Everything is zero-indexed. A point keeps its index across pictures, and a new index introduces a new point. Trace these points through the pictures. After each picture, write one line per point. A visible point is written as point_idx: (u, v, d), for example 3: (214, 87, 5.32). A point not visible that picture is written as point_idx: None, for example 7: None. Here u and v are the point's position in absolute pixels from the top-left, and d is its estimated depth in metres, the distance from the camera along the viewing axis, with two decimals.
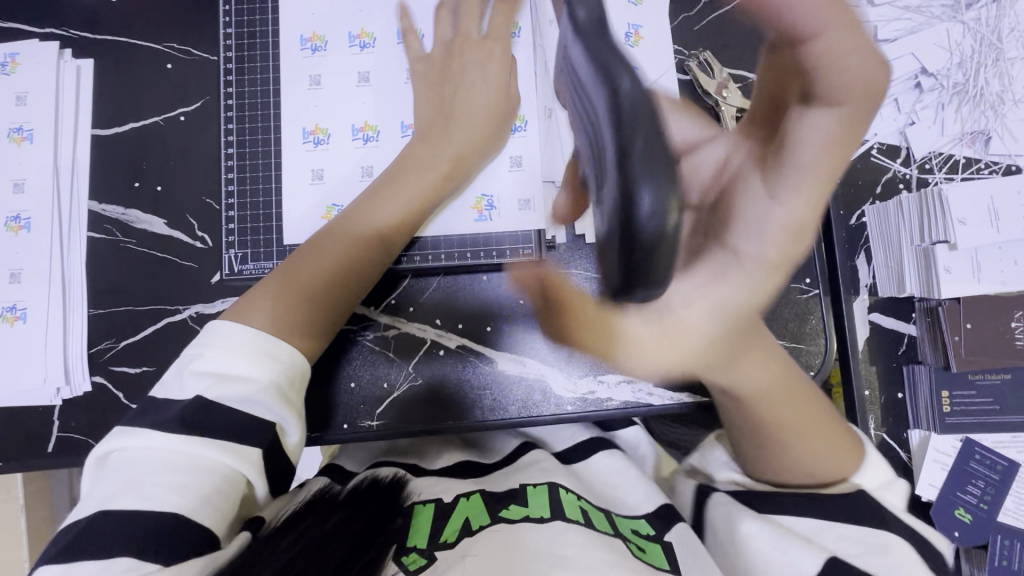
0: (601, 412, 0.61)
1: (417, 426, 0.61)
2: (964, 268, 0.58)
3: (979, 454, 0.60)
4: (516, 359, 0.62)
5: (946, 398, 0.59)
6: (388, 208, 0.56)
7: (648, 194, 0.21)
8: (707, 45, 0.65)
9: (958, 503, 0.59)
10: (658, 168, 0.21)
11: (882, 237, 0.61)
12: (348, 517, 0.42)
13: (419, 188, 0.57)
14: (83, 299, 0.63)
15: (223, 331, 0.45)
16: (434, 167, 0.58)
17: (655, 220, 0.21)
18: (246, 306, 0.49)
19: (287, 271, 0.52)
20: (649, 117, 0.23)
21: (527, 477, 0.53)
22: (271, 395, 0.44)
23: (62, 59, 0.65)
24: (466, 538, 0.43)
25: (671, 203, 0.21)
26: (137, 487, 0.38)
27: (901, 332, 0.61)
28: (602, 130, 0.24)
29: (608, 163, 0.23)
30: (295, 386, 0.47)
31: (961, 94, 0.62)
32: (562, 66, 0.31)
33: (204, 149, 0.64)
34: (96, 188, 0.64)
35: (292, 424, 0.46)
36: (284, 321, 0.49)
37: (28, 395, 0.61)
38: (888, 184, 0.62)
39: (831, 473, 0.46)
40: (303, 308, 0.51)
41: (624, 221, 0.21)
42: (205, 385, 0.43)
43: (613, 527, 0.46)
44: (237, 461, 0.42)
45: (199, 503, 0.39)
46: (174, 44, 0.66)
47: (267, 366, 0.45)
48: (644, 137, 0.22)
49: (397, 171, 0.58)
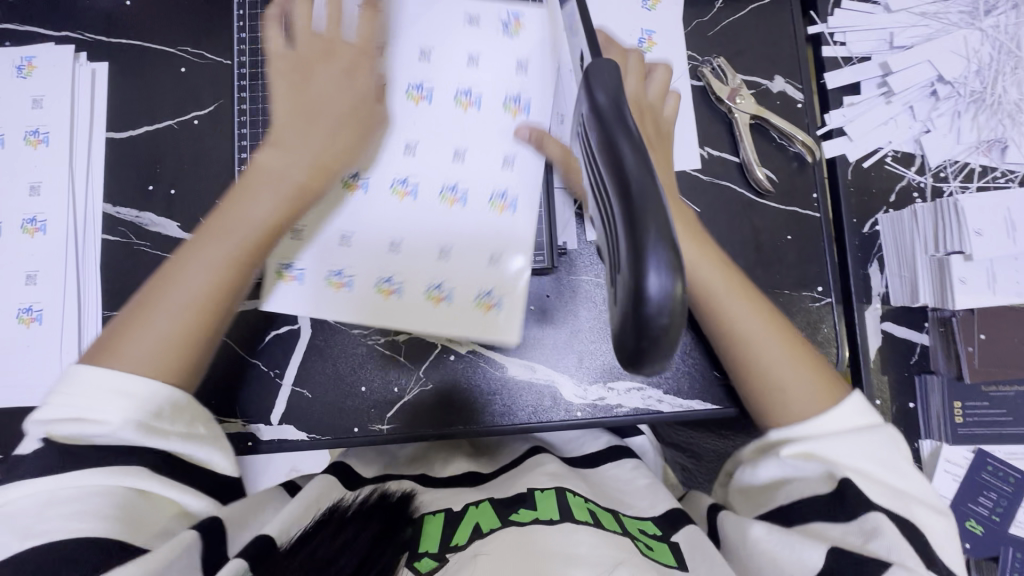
0: (612, 418, 0.61)
1: (428, 430, 0.61)
2: (978, 282, 0.57)
3: (992, 466, 0.59)
4: (526, 364, 0.62)
5: (958, 408, 0.58)
6: (263, 203, 0.51)
7: (654, 277, 0.22)
8: (721, 51, 0.64)
9: (969, 515, 0.59)
10: (664, 246, 0.22)
11: (895, 247, 0.60)
12: (359, 530, 0.43)
13: (283, 188, 0.51)
14: (95, 301, 0.63)
15: (71, 378, 0.44)
16: (295, 168, 0.52)
17: (665, 302, 0.23)
18: (105, 350, 0.45)
19: (156, 298, 0.47)
20: (653, 191, 0.23)
21: (534, 482, 0.53)
22: (133, 429, 0.43)
23: (77, 62, 0.66)
24: (478, 540, 0.44)
25: (677, 283, 0.23)
26: (32, 526, 0.39)
27: (914, 342, 0.60)
28: (611, 203, 0.24)
29: (620, 242, 0.24)
30: (168, 414, 0.45)
31: (978, 102, 0.61)
32: (575, 125, 0.29)
33: (218, 154, 0.65)
34: (109, 191, 0.65)
35: (182, 446, 0.45)
36: (157, 354, 0.45)
37: (40, 396, 0.62)
38: (902, 193, 0.62)
39: (819, 396, 0.49)
40: (185, 336, 0.46)
41: (635, 303, 0.23)
42: (54, 432, 0.42)
43: (621, 527, 0.47)
44: (127, 481, 0.42)
45: (103, 521, 0.40)
46: (187, 48, 0.66)
47: (121, 404, 0.43)
48: (656, 228, 0.22)
49: (247, 182, 0.52)
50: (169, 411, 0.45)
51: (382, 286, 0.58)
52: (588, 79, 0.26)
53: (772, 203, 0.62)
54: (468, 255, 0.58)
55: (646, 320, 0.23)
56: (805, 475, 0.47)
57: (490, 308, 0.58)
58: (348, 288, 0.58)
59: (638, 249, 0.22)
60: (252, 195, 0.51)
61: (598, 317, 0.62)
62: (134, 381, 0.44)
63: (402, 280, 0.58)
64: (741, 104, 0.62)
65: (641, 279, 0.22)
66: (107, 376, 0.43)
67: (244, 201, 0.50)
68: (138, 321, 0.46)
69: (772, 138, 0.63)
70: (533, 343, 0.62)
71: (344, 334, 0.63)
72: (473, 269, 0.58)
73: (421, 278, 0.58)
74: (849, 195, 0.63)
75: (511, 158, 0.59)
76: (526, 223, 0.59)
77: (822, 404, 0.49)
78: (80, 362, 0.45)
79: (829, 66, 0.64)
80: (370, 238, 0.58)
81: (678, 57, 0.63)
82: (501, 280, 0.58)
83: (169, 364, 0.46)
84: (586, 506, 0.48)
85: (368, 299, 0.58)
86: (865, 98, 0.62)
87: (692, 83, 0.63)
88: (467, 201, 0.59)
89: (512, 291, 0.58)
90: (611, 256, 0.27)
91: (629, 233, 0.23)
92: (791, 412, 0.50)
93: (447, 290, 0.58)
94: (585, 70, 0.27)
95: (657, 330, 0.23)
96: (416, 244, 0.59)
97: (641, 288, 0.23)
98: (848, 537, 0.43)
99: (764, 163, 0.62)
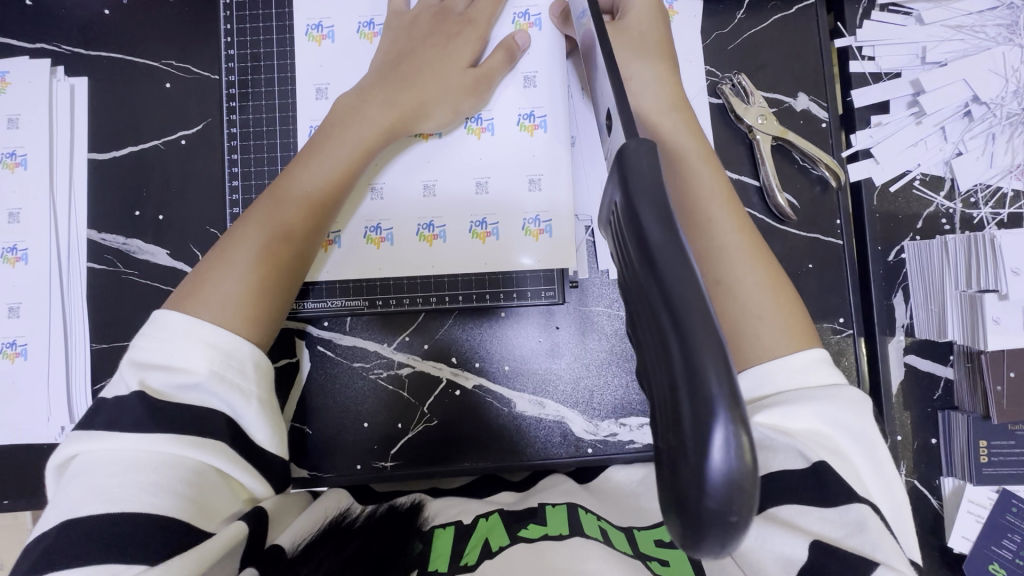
0: (624, 456, 0.59)
1: (432, 468, 0.59)
2: (1014, 320, 0.55)
3: (1017, 506, 0.58)
4: (536, 400, 0.59)
5: (984, 447, 0.56)
6: (338, 156, 0.52)
7: (719, 442, 0.17)
8: (741, 67, 0.60)
9: (992, 558, 0.57)
10: (726, 399, 0.18)
11: (921, 277, 0.58)
12: (366, 546, 0.44)
13: (357, 138, 0.53)
14: (83, 333, 0.60)
15: (159, 319, 0.44)
16: (367, 116, 0.53)
17: (731, 474, 0.17)
18: (190, 294, 0.45)
19: (234, 248, 0.47)
20: (708, 320, 0.18)
21: (547, 497, 0.51)
22: (219, 383, 0.42)
23: (54, 77, 0.62)
24: (487, 561, 0.41)
25: (746, 446, 0.17)
26: (105, 490, 0.37)
27: (938, 375, 0.59)
28: (655, 331, 0.20)
29: (667, 383, 0.19)
30: (251, 375, 0.44)
31: (1015, 124, 0.58)
32: (608, 221, 0.25)
33: (207, 178, 0.61)
34: (93, 215, 0.61)
35: (258, 424, 0.44)
36: (234, 308, 0.45)
37: (29, 434, 0.59)
38: (930, 220, 0.59)
39: (788, 338, 0.43)
40: (262, 290, 0.47)
41: (691, 476, 0.18)
42: (145, 380, 0.42)
43: (634, 549, 0.43)
44: (204, 453, 0.41)
45: (174, 499, 0.38)
46: (171, 61, 0.62)
47: (207, 356, 0.42)
48: (716, 371, 0.18)
49: (327, 130, 0.53)
50: (253, 370, 0.44)
51: (424, 232, 0.58)
52: (620, 168, 0.23)
53: (792, 230, 0.59)
54: (506, 186, 0.58)
55: (703, 498, 0.18)
56: (781, 445, 0.38)
57: (539, 234, 0.57)
58: (389, 241, 0.58)
59: (697, 399, 0.18)
60: (329, 148, 0.52)
61: (609, 350, 0.60)
62: (222, 333, 0.43)
63: (444, 222, 0.58)
64: (763, 124, 0.58)
65: (700, 444, 0.17)
66: (191, 321, 0.43)
67: (321, 152, 0.52)
68: (220, 265, 0.47)
69: (794, 160, 0.59)
70: (541, 377, 0.60)
71: (345, 369, 0.60)
72: (514, 195, 0.58)
73: (462, 217, 0.58)
74: (875, 220, 0.60)
75: (531, 77, 0.58)
76: (561, 140, 0.58)
77: (790, 344, 0.43)
78: (165, 305, 0.46)
79: (856, 83, 0.60)
80: (404, 186, 0.58)
81: (696, 73, 0.59)
82: (546, 203, 0.57)
83: (248, 315, 0.46)
84: (598, 523, 0.45)
85: (413, 246, 0.58)
86: (894, 118, 0.59)
87: (710, 101, 0.59)
88: (495, 129, 0.58)
89: (558, 211, 0.57)
90: (650, 390, 0.22)
91: (684, 382, 0.18)
92: (762, 346, 0.43)
93: (492, 225, 0.58)
94: (618, 152, 0.23)
95: (714, 513, 0.18)
96: (453, 183, 0.58)
97: (698, 455, 0.18)
98: (827, 529, 0.37)
99: (785, 186, 0.59)
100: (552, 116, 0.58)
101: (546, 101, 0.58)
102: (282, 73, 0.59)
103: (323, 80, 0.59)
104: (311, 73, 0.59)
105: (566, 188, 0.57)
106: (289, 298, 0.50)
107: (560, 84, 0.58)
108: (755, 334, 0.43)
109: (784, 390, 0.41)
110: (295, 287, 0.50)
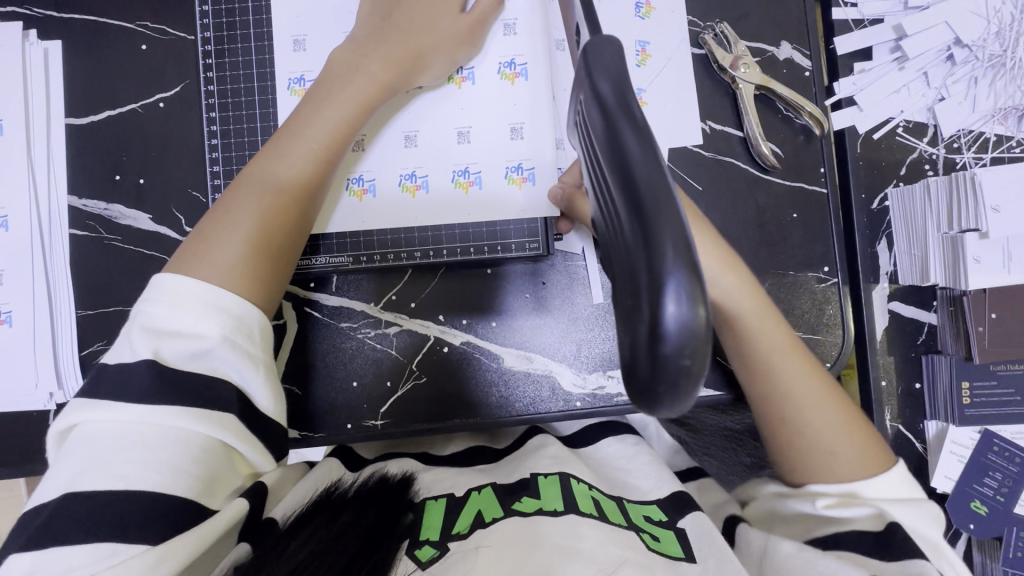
0: (611, 407, 0.59)
1: (421, 425, 0.59)
2: (994, 259, 0.56)
3: (999, 446, 0.59)
4: (524, 355, 0.60)
5: (966, 389, 0.57)
6: (334, 107, 0.51)
7: (671, 301, 0.19)
8: (724, 15, 0.59)
9: (973, 496, 0.59)
10: (681, 265, 0.19)
11: (905, 223, 0.59)
12: (359, 514, 0.41)
13: (359, 91, 0.51)
14: (68, 301, 0.60)
15: (159, 283, 0.43)
16: (367, 71, 0.52)
17: (686, 329, 0.19)
18: (191, 256, 0.45)
19: (230, 206, 0.47)
20: (667, 192, 0.19)
21: (537, 466, 0.50)
22: (230, 349, 0.42)
23: (27, 41, 0.60)
24: (478, 530, 0.42)
25: (699, 301, 0.19)
26: (107, 465, 0.38)
27: (921, 321, 0.60)
28: (619, 212, 0.21)
29: (630, 255, 0.20)
30: (258, 339, 0.44)
31: (997, 67, 0.58)
32: (578, 125, 0.25)
33: (188, 140, 0.60)
34: (74, 181, 0.60)
35: (263, 391, 0.44)
36: (234, 264, 0.45)
37: (19, 400, 0.59)
38: (913, 166, 0.60)
39: (865, 467, 0.46)
40: (264, 250, 0.47)
41: (649, 334, 0.19)
42: (157, 348, 0.41)
43: (628, 520, 0.45)
44: (210, 427, 0.41)
45: (178, 477, 0.39)
46: (147, 22, 0.61)
47: (217, 321, 0.42)
48: (672, 240, 0.19)
49: (325, 83, 0.52)
50: (260, 337, 0.44)
51: (407, 183, 0.58)
52: (585, 62, 0.23)
53: (777, 179, 0.58)
54: (487, 136, 0.58)
55: (661, 354, 0.19)
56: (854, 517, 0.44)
57: (523, 182, 0.58)
58: (372, 193, 0.58)
59: (653, 266, 0.19)
60: (325, 100, 0.51)
61: (597, 304, 0.60)
62: (228, 296, 0.43)
63: (426, 172, 0.58)
64: (745, 73, 0.57)
65: (656, 305, 0.19)
66: (192, 281, 0.43)
67: (320, 108, 0.50)
68: (223, 226, 0.46)
69: (777, 110, 0.59)
70: (530, 332, 0.60)
71: (331, 328, 0.60)
72: (496, 146, 0.58)
73: (445, 166, 0.58)
74: (859, 168, 0.60)
75: (511, 25, 0.58)
76: (542, 90, 0.58)
77: (864, 472, 0.46)
78: (165, 270, 0.45)
79: (839, 30, 0.60)
80: (386, 138, 0.58)
81: (678, 22, 0.58)
82: (529, 151, 0.58)
83: (253, 274, 0.45)
84: (590, 495, 0.46)
85: (395, 198, 0.58)
86: (876, 65, 0.59)
87: (693, 51, 0.59)
88: (475, 77, 0.58)
89: (542, 160, 0.57)
90: (617, 274, 0.23)
91: (642, 250, 0.19)
92: (833, 476, 0.46)
93: (475, 174, 0.58)
94: (583, 48, 0.23)
95: (673, 367, 0.19)
96: (436, 135, 0.58)
97: (654, 315, 0.19)
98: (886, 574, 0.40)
99: (769, 137, 0.58)
100: (533, 66, 0.58)
101: (526, 51, 0.58)
102: (258, 28, 0.58)
103: (301, 32, 0.58)
104: (288, 25, 0.58)
105: (546, 138, 0.57)
106: (295, 253, 0.50)
107: (537, 35, 0.58)
108: (826, 468, 0.46)
109: (873, 497, 0.45)
110: (299, 240, 0.50)
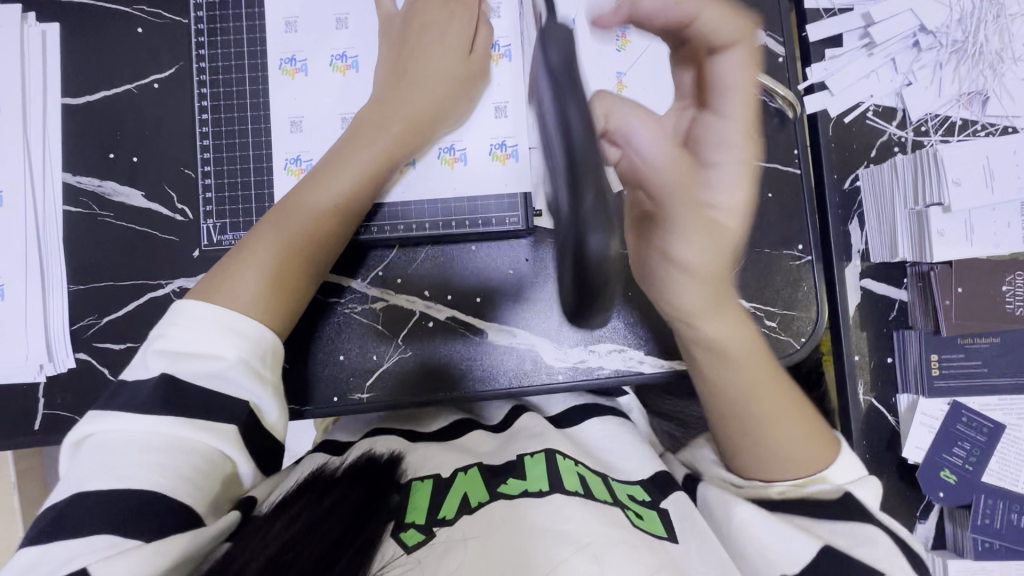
0: (592, 380, 0.60)
1: (409, 398, 0.60)
2: (957, 231, 0.59)
3: (967, 417, 0.61)
4: (505, 330, 0.61)
5: (935, 361, 0.60)
6: (361, 161, 0.54)
7: None
8: None
9: (944, 465, 0.61)
10: None
11: (875, 200, 0.61)
12: (345, 496, 0.44)
13: (380, 148, 0.55)
14: (61, 276, 0.61)
15: (185, 309, 0.45)
16: (389, 129, 0.56)
17: None
18: (215, 288, 0.47)
19: (253, 244, 0.50)
20: None
21: (525, 446, 0.51)
22: (243, 369, 0.44)
23: (26, 24, 0.62)
24: (465, 516, 0.42)
25: None
26: (114, 468, 0.39)
27: (893, 298, 0.62)
28: None
29: None
30: (269, 362, 0.47)
31: (959, 52, 0.60)
32: None
33: (180, 117, 0.62)
34: (69, 159, 0.62)
35: (272, 407, 0.46)
36: (259, 300, 0.48)
37: (10, 373, 0.60)
38: (883, 147, 0.62)
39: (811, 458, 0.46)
40: (284, 289, 0.50)
41: None
42: (173, 367, 0.43)
43: (612, 497, 0.45)
44: (212, 437, 0.42)
45: (177, 480, 0.39)
46: (143, 6, 0.63)
47: (235, 343, 0.45)
48: None
49: (350, 135, 0.55)
50: (271, 359, 0.47)
51: None
52: None
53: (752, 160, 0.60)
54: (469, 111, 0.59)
55: None
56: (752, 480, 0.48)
57: (506, 159, 0.60)
58: None
59: None
60: (353, 152, 0.54)
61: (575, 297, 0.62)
62: (247, 322, 0.46)
63: None
64: None
65: None
66: (219, 311, 0.45)
67: (345, 159, 0.54)
68: (243, 264, 0.49)
69: None
70: (512, 305, 0.61)
71: (320, 305, 0.61)
72: (478, 122, 0.60)
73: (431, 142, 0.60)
74: (831, 150, 0.62)
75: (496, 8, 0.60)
76: (524, 70, 0.60)
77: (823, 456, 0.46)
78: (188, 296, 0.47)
79: (810, 18, 0.62)
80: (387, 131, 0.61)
81: None
82: (511, 128, 0.60)
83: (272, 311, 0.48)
84: (576, 471, 0.46)
85: None
86: (845, 51, 0.61)
87: None
88: None
89: (523, 137, 0.59)
90: None
91: None
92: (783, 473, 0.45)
93: (460, 151, 0.60)
94: None
95: None
96: None
97: None
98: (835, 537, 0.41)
99: None
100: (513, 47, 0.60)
101: (508, 32, 0.60)
102: (249, 8, 0.60)
103: (292, 14, 0.60)
104: (280, 8, 0.60)
105: (525, 119, 0.59)
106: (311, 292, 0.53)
107: (519, 17, 0.60)
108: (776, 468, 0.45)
109: None
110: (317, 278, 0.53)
